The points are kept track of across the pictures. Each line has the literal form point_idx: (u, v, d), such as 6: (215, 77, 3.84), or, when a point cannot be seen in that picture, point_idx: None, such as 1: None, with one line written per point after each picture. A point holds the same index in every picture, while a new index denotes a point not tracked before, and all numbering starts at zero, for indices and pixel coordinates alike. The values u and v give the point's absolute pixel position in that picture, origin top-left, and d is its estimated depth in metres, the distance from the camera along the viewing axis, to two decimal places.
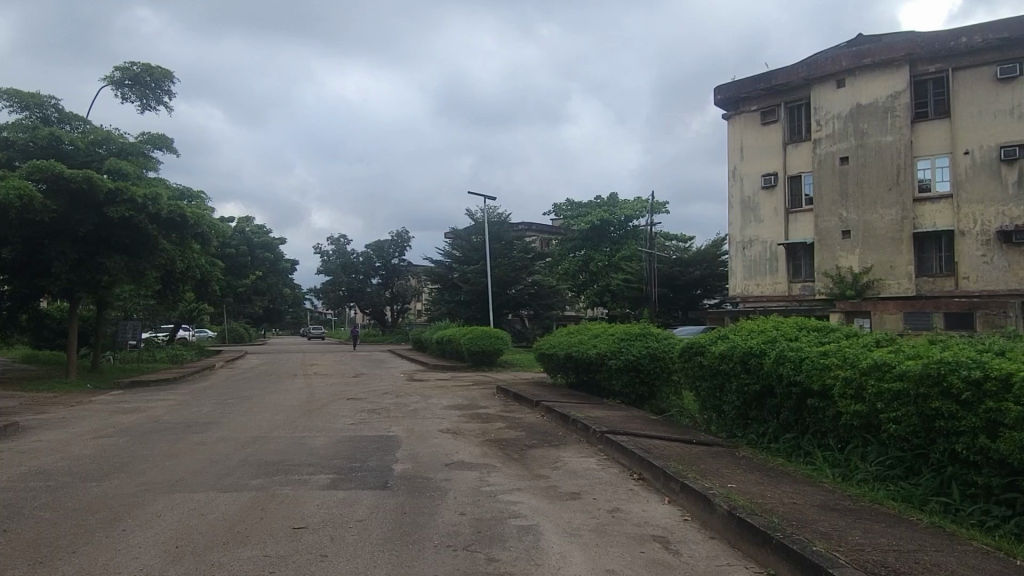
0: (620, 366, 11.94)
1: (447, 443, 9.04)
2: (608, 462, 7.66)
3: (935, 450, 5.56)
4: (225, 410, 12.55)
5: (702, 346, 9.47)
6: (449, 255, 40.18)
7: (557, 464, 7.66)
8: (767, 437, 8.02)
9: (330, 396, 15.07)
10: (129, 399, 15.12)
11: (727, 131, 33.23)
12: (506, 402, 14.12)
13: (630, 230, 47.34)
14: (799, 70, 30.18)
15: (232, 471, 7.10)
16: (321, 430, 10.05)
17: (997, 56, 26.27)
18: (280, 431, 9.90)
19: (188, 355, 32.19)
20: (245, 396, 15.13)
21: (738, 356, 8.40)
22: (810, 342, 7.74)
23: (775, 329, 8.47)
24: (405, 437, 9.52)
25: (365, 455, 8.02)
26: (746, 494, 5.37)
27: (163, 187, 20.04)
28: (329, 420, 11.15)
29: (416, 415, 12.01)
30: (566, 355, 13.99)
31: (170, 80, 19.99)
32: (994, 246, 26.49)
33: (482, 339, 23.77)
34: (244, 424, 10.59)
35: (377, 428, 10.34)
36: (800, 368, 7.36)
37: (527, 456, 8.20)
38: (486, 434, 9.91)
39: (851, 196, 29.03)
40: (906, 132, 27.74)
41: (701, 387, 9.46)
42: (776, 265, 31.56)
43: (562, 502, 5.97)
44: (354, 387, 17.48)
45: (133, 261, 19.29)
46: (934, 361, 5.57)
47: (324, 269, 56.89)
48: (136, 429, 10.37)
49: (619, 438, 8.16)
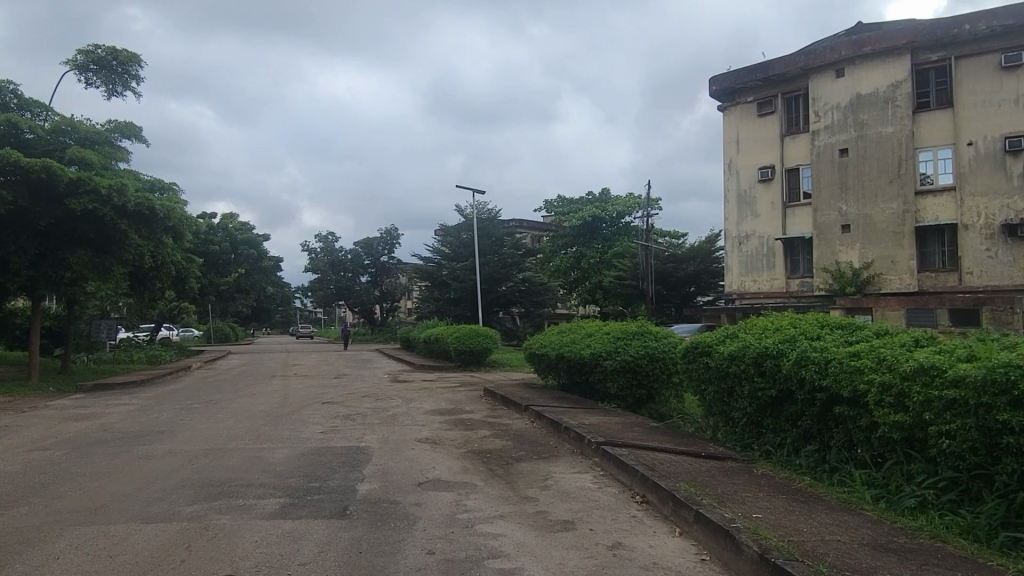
0: (615, 367, 10.95)
1: (423, 456, 8.05)
2: (606, 480, 6.66)
3: (1001, 472, 4.62)
4: (185, 417, 11.47)
5: (709, 346, 8.51)
6: (437, 252, 39.07)
7: (547, 482, 6.66)
8: (787, 450, 7.06)
9: (305, 400, 14.01)
10: (88, 404, 14.03)
11: (722, 123, 32.30)
12: (493, 406, 13.11)
13: (622, 226, 46.53)
14: (797, 60, 29.29)
15: (167, 494, 6.08)
16: (286, 441, 9.03)
17: (1001, 44, 25.47)
18: (238, 442, 8.86)
19: (167, 355, 30.95)
20: (215, 400, 14.07)
21: (750, 358, 7.44)
22: (835, 342, 6.79)
23: (793, 327, 7.51)
24: (376, 449, 8.50)
25: (328, 472, 7.02)
26: (777, 529, 4.39)
27: (131, 179, 18.97)
28: (297, 429, 10.11)
29: (393, 422, 10.99)
30: (558, 355, 12.99)
31: (137, 64, 18.93)
32: (998, 240, 25.69)
33: (469, 338, 22.80)
34: (202, 434, 9.55)
35: (349, 438, 9.34)
36: (826, 371, 6.40)
37: (513, 472, 7.20)
38: (467, 445, 8.90)
39: (850, 189, 28.16)
40: (907, 123, 26.93)
41: (707, 391, 8.49)
42: (773, 260, 30.69)
43: (553, 535, 4.99)
44: (334, 390, 16.44)
45: (99, 256, 18.20)
46: (1001, 365, 4.62)
47: (311, 266, 55.56)
48: (79, 440, 9.29)
49: (618, 451, 7.17)
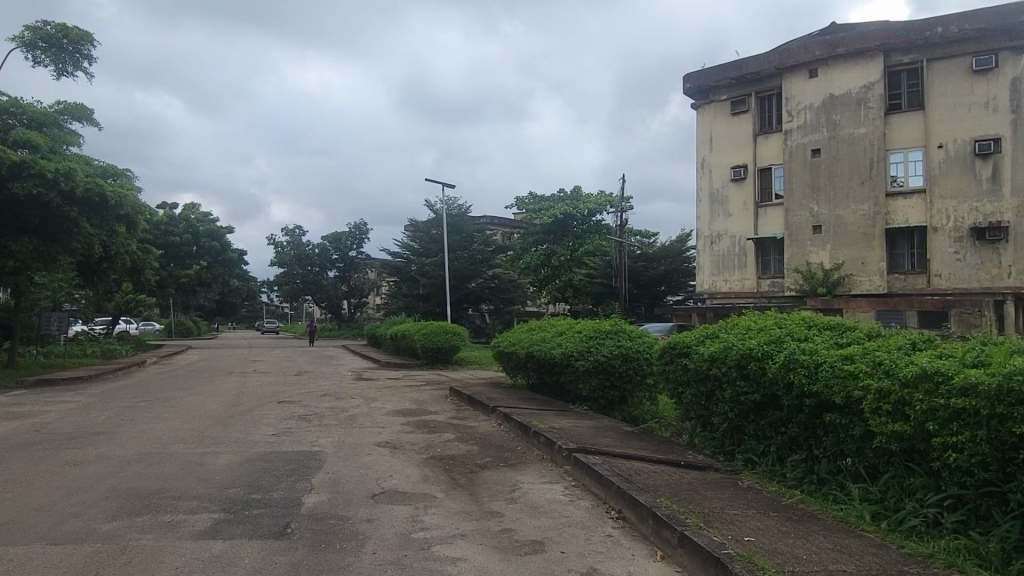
0: (587, 368, 10.42)
1: (380, 463, 7.44)
2: (579, 493, 6.10)
3: (1017, 491, 4.18)
4: (129, 417, 10.67)
5: (687, 346, 8.02)
6: (406, 247, 38.24)
7: (514, 494, 6.10)
8: (771, 459, 6.61)
9: (259, 399, 13.28)
10: (26, 401, 13.12)
11: (695, 121, 32.06)
12: (459, 407, 12.50)
13: (593, 224, 46.28)
14: (771, 59, 29.09)
15: (84, 509, 5.39)
16: (233, 445, 8.35)
17: (972, 47, 25.52)
18: (179, 446, 8.15)
19: (122, 348, 29.76)
20: (164, 398, 13.24)
21: (732, 360, 6.96)
22: (825, 344, 6.33)
23: (779, 328, 7.03)
24: (329, 455, 7.85)
25: (272, 482, 6.37)
26: (774, 558, 3.87)
27: (81, 164, 17.98)
28: (245, 430, 9.40)
29: (352, 424, 10.34)
30: (528, 354, 12.44)
31: (89, 42, 17.95)
32: (967, 243, 25.79)
33: (437, 335, 22.17)
34: (142, 437, 8.83)
35: (301, 442, 8.68)
36: (816, 376, 5.94)
37: (476, 482, 6.63)
38: (429, 450, 8.29)
39: (822, 190, 28.03)
40: (879, 124, 26.86)
41: (685, 395, 8.00)
42: (745, 260, 30.51)
43: (520, 559, 4.43)
44: (292, 388, 15.66)
45: (45, 244, 17.20)
46: (1018, 372, 4.17)
47: (277, 260, 54.30)
48: (4, 443, 8.50)
49: (591, 459, 6.64)
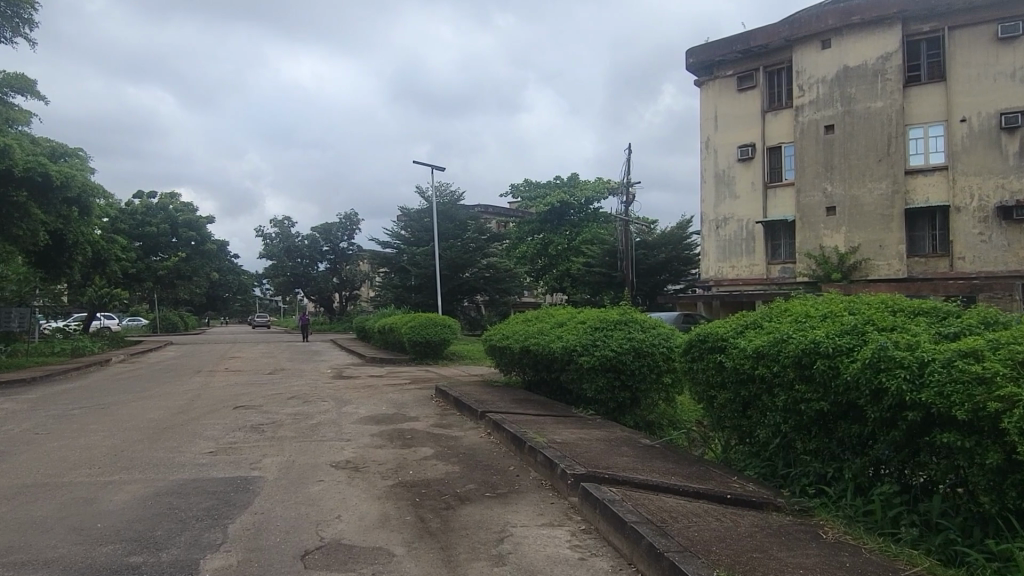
0: (593, 365, 8.72)
1: (332, 495, 5.72)
2: (592, 546, 4.40)
3: None
4: (45, 431, 8.87)
5: (721, 340, 6.29)
6: (396, 236, 36.41)
7: (503, 548, 4.39)
8: (849, 490, 4.92)
9: (213, 403, 11.52)
10: None
11: (700, 98, 30.29)
12: (444, 411, 10.77)
13: (591, 212, 44.73)
14: (781, 30, 27.24)
15: None
16: (150, 469, 6.61)
17: (997, 14, 23.78)
18: (80, 473, 6.40)
19: (94, 344, 27.92)
20: (104, 404, 11.47)
21: (790, 358, 5.25)
22: (924, 336, 4.64)
23: (852, 315, 5.33)
24: (269, 482, 6.14)
25: (169, 534, 4.61)
26: None
27: (22, 142, 16.13)
28: (176, 448, 7.66)
29: (312, 435, 8.61)
30: (523, 349, 10.74)
31: (31, 5, 16.08)
32: (992, 223, 24.13)
33: (426, 329, 20.41)
34: (40, 458, 7.07)
35: (239, 462, 6.94)
36: (923, 382, 4.23)
37: (453, 525, 4.90)
38: (397, 473, 6.54)
39: (836, 168, 26.24)
40: (898, 97, 25.09)
41: (719, 403, 6.26)
42: (753, 245, 28.79)
43: None
44: (257, 389, 13.87)
45: None
46: None
47: (266, 252, 52.35)
48: None
49: (609, 494, 4.91)
